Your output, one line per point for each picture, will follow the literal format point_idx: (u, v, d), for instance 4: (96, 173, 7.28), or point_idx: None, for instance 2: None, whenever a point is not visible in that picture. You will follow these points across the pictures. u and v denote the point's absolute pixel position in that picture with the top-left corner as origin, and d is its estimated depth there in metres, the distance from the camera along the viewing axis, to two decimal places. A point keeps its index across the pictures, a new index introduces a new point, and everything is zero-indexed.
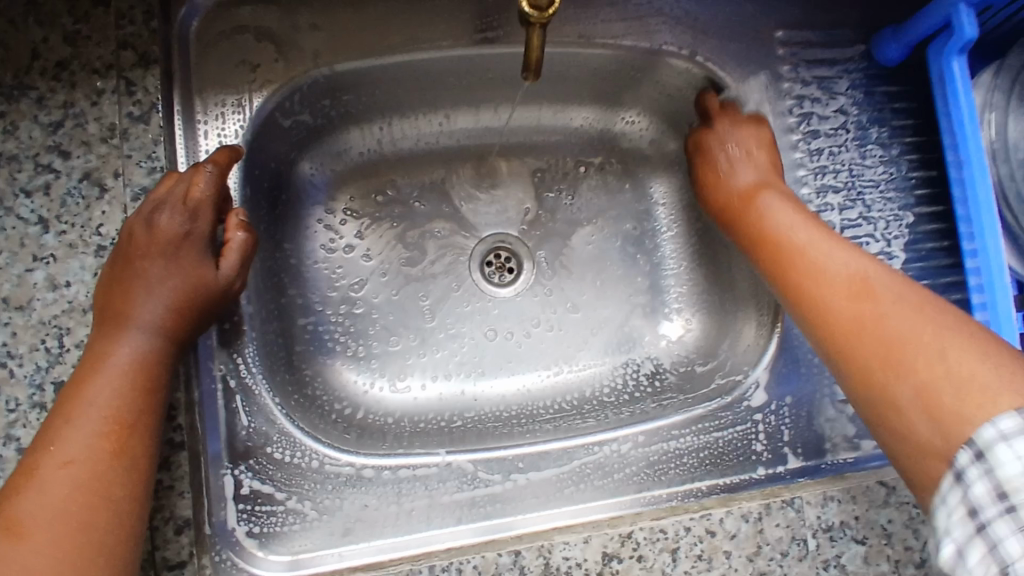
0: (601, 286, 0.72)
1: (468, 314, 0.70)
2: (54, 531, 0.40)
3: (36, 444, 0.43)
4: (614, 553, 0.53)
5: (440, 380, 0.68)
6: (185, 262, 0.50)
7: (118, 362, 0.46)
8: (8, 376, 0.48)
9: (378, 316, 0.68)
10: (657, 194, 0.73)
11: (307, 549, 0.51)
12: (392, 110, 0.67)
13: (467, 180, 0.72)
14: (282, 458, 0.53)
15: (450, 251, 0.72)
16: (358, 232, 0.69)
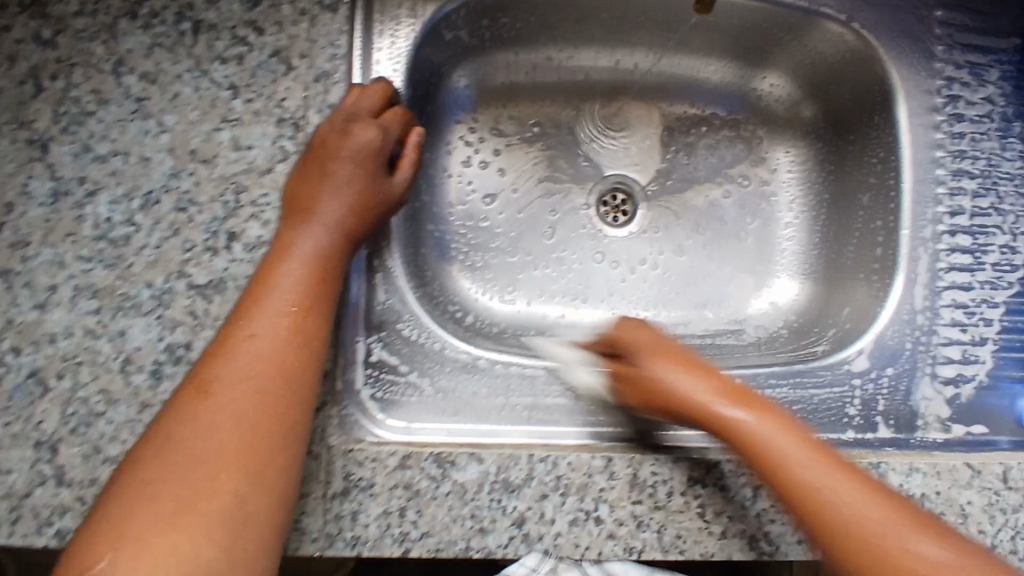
0: (708, 241, 0.73)
1: (578, 243, 0.73)
2: (240, 395, 0.43)
3: (230, 324, 0.47)
4: (699, 478, 0.56)
5: (545, 299, 0.72)
6: (369, 172, 0.54)
7: (300, 255, 0.49)
8: (188, 220, 0.54)
9: (502, 231, 0.72)
10: (783, 160, 0.74)
11: (419, 419, 0.57)
12: (540, 40, 0.70)
13: (595, 119, 0.74)
14: (410, 335, 0.58)
15: (572, 187, 0.74)
16: (495, 150, 0.72)
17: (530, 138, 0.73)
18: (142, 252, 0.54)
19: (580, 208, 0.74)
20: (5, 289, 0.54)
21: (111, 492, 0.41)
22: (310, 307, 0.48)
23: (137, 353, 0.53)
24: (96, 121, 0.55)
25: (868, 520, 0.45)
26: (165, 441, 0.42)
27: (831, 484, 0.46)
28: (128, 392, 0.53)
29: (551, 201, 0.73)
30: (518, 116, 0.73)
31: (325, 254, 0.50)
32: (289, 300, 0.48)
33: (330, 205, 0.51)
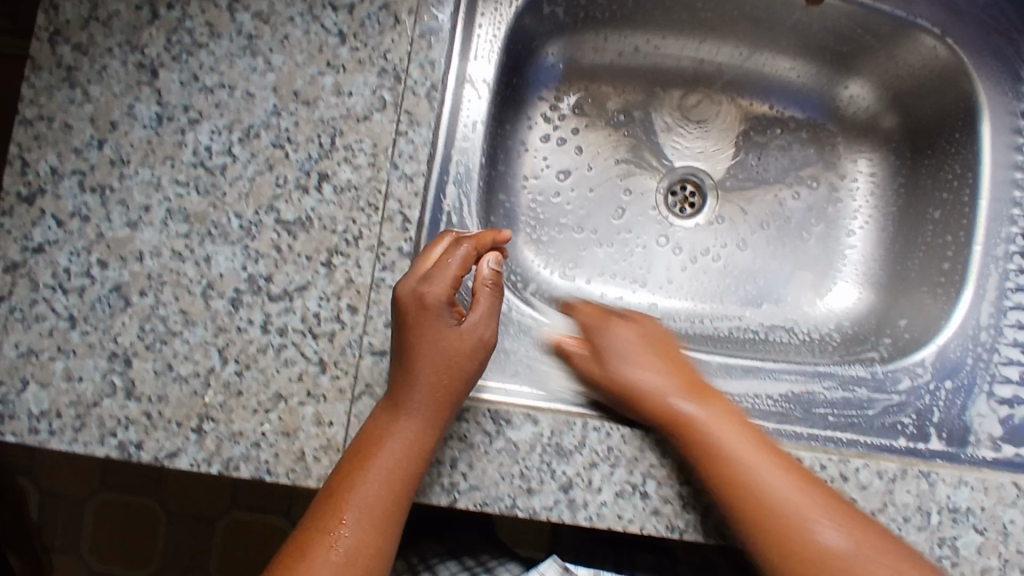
0: (770, 240, 0.74)
1: (644, 228, 0.74)
2: (368, 515, 0.51)
3: (359, 449, 0.52)
4: None
5: (605, 279, 0.73)
6: (445, 344, 0.53)
7: (414, 399, 0.52)
8: (282, 157, 0.56)
9: (570, 207, 0.74)
10: (862, 169, 0.74)
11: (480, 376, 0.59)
12: (630, 24, 0.71)
13: (675, 109, 0.75)
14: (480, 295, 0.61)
15: (644, 172, 0.75)
16: (575, 129, 0.74)
17: (607, 122, 0.74)
18: (235, 183, 0.56)
19: (649, 195, 0.75)
20: (99, 203, 0.55)
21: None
22: (428, 448, 0.53)
23: (219, 279, 0.55)
24: (206, 53, 0.57)
25: (827, 540, 0.51)
26: (309, 545, 0.50)
27: (802, 518, 0.52)
28: (206, 315, 0.55)
29: (625, 184, 0.75)
30: (598, 97, 0.75)
31: (438, 390, 0.53)
32: (412, 438, 0.52)
33: (422, 362, 0.53)
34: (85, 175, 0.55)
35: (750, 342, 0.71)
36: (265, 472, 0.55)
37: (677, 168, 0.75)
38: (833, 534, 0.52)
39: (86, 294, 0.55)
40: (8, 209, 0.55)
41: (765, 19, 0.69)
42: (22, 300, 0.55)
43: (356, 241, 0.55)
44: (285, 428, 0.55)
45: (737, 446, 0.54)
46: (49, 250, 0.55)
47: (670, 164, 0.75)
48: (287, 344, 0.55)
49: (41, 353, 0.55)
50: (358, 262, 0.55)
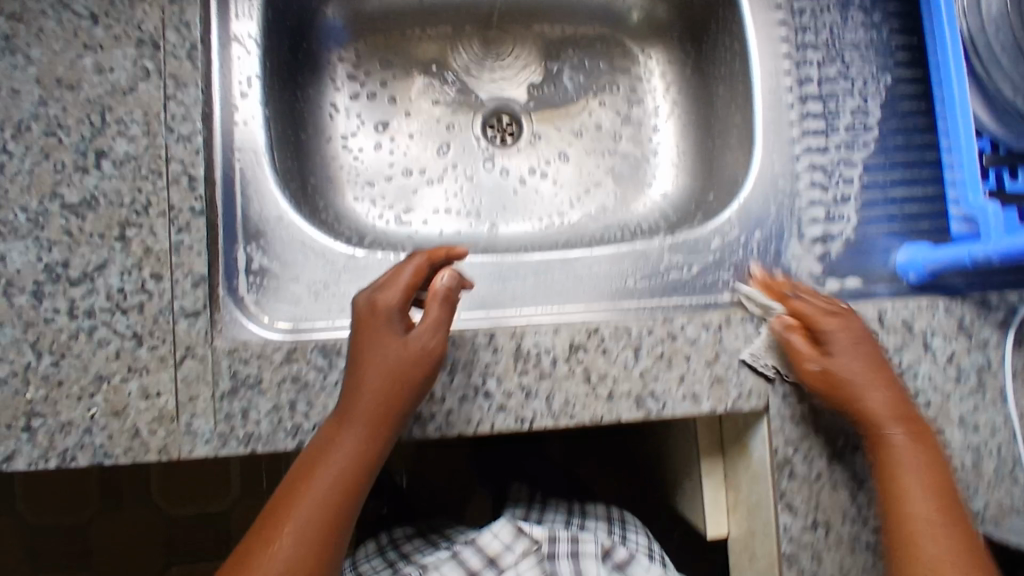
0: (592, 149, 0.77)
1: (469, 161, 0.76)
2: (306, 534, 0.48)
3: (307, 460, 0.51)
4: (581, 344, 0.59)
5: (442, 216, 0.74)
6: (395, 363, 0.53)
7: (356, 414, 0.52)
8: (57, 143, 0.56)
9: (394, 156, 0.75)
10: (654, 65, 0.78)
11: (305, 320, 0.59)
12: None
13: (474, 47, 0.78)
14: (286, 241, 0.60)
15: (458, 109, 0.77)
16: (382, 83, 0.76)
17: (412, 70, 0.76)
18: (16, 179, 0.55)
19: (467, 132, 0.77)
20: None
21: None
22: (372, 462, 0.52)
23: (17, 276, 0.54)
24: None
25: (914, 499, 0.53)
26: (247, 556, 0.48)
27: (904, 479, 0.54)
28: (11, 313, 0.54)
29: (440, 125, 0.76)
30: (394, 49, 0.76)
31: (384, 398, 0.52)
32: (356, 450, 0.51)
33: (373, 367, 0.52)
34: None
35: (589, 242, 0.73)
36: (103, 456, 0.54)
37: (488, 101, 0.78)
38: (920, 496, 0.53)
39: None
40: None
41: None
42: None
43: (146, 210, 0.56)
44: (113, 409, 0.54)
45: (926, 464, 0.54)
46: None
47: (479, 101, 0.77)
48: (98, 325, 0.54)
49: None
50: (153, 230, 0.55)
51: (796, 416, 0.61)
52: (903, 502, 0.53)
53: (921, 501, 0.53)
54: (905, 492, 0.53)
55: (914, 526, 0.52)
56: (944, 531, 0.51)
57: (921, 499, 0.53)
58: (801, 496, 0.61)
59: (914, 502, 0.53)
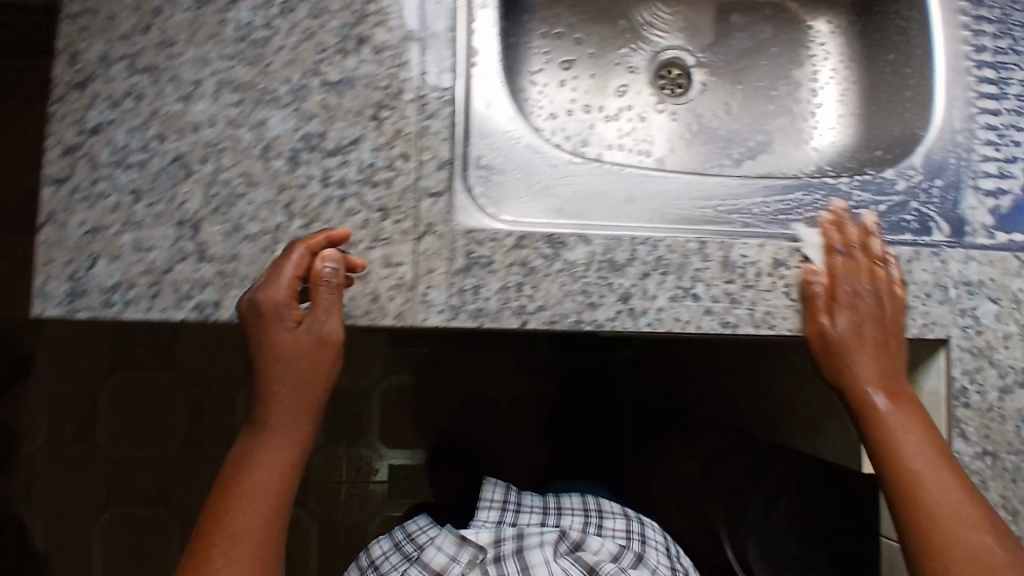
0: (756, 103, 0.83)
1: (645, 100, 0.81)
2: (245, 540, 0.50)
3: (239, 461, 0.53)
4: (784, 261, 0.61)
5: (617, 149, 0.79)
6: (272, 354, 0.54)
7: (269, 414, 0.54)
8: (321, 25, 0.59)
9: (577, 91, 0.79)
10: (819, 31, 0.84)
11: (524, 216, 0.62)
12: None
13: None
14: (512, 141, 0.63)
15: (639, 52, 0.83)
16: (571, 23, 0.81)
17: (597, 15, 0.82)
18: (280, 52, 0.59)
19: (643, 79, 0.82)
20: (150, 82, 0.58)
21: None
22: (293, 469, 0.54)
23: (275, 141, 0.58)
24: None
25: (915, 455, 0.55)
26: (201, 557, 0.49)
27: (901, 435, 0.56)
28: (267, 175, 0.58)
29: (621, 66, 0.82)
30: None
31: (296, 403, 0.54)
32: (278, 459, 0.53)
33: (282, 371, 0.54)
34: (134, 58, 0.58)
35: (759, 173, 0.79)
36: (342, 316, 0.57)
37: (663, 53, 0.83)
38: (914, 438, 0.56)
39: (148, 167, 0.57)
40: (61, 97, 0.57)
41: None
42: (83, 180, 0.57)
43: (397, 95, 0.59)
44: (356, 273, 0.57)
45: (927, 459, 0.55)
46: (107, 130, 0.57)
47: (655, 50, 0.83)
48: (348, 195, 0.58)
49: (106, 230, 0.56)
50: (403, 113, 0.59)
51: (972, 349, 0.64)
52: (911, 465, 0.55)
53: (924, 457, 0.55)
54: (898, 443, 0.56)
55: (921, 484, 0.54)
56: (931, 472, 0.54)
57: (909, 446, 0.56)
58: (973, 425, 0.64)
59: (921, 467, 0.55)
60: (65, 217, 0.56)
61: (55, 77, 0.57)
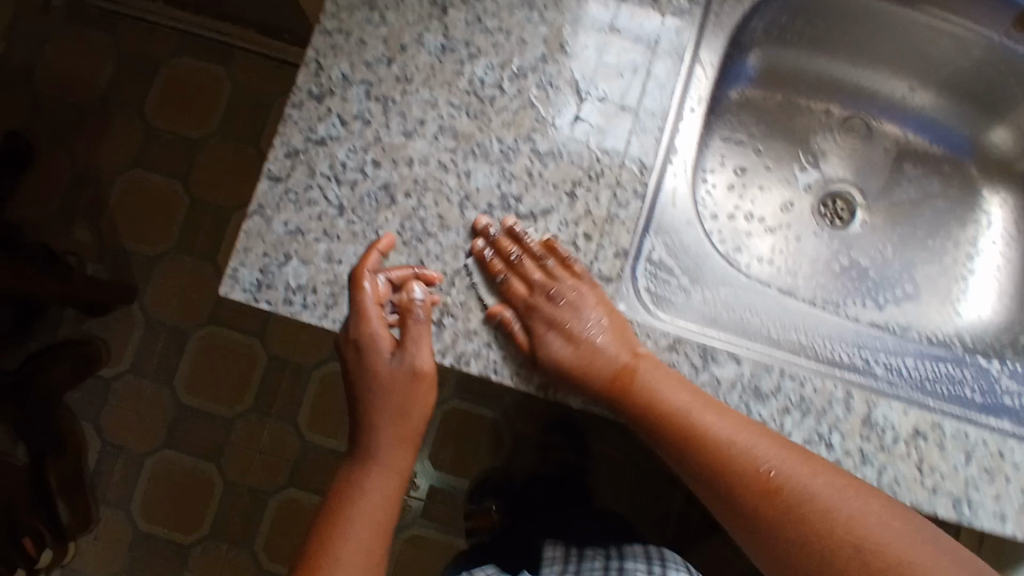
0: (908, 255, 0.84)
1: (806, 225, 0.84)
2: (359, 548, 0.60)
3: (351, 480, 0.62)
4: (923, 433, 0.61)
5: (767, 263, 0.80)
6: (375, 390, 0.61)
7: (374, 446, 0.62)
8: (545, 97, 0.63)
9: (743, 201, 0.82)
10: (992, 205, 0.85)
11: (684, 319, 0.63)
12: (816, 47, 0.80)
13: (836, 131, 0.85)
14: (687, 244, 0.66)
15: (810, 178, 0.85)
16: (753, 133, 0.83)
17: (783, 132, 0.84)
18: (501, 113, 0.62)
19: (808, 203, 0.84)
20: (380, 111, 0.62)
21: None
22: (396, 486, 0.63)
23: (476, 193, 0.61)
24: (491, 2, 0.64)
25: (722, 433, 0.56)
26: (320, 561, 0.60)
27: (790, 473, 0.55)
28: (460, 222, 0.61)
29: (790, 187, 0.84)
30: (774, 108, 0.84)
31: (399, 430, 0.62)
32: (383, 477, 0.62)
33: (381, 402, 0.61)
34: (372, 85, 0.62)
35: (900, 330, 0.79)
36: (492, 370, 0.59)
37: (833, 183, 0.85)
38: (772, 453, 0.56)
39: (358, 188, 0.61)
40: (298, 103, 0.61)
41: (929, 61, 0.79)
42: (297, 184, 0.60)
43: (597, 178, 0.62)
44: (515, 333, 0.60)
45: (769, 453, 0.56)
46: (330, 144, 0.61)
47: (827, 181, 0.85)
48: (527, 259, 0.61)
49: (306, 234, 0.60)
50: (598, 197, 0.62)
51: None
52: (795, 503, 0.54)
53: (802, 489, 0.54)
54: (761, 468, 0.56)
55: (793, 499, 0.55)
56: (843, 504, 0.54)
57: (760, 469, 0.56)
58: None
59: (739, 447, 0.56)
60: (273, 213, 0.60)
61: (298, 84, 0.62)
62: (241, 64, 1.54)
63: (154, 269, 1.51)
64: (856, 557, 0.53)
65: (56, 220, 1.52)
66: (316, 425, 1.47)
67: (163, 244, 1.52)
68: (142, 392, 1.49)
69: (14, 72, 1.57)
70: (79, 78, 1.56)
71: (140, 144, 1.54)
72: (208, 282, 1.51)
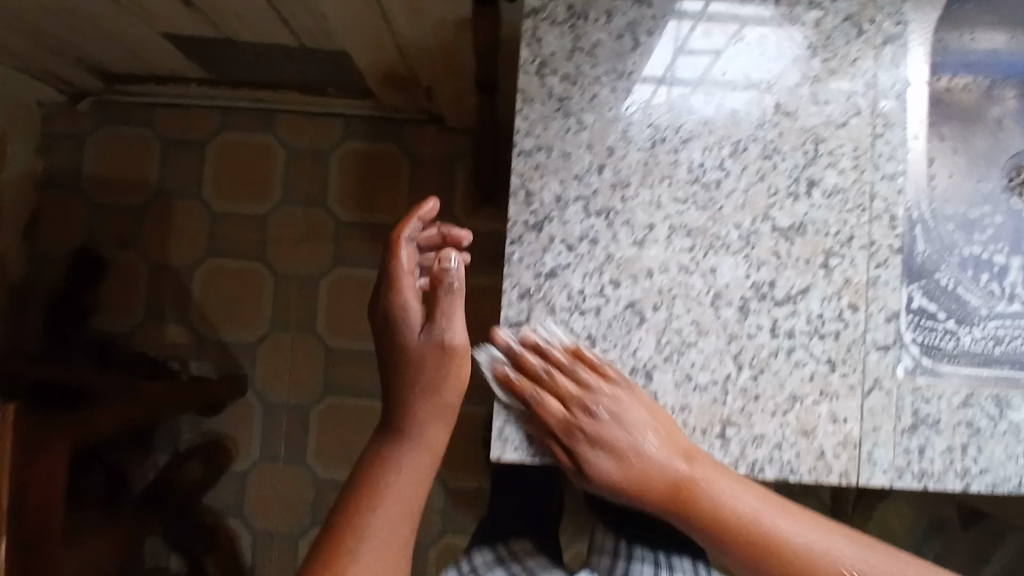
0: None
1: (998, 203, 0.81)
2: (393, 513, 0.61)
3: (383, 454, 0.63)
4: None
5: (967, 252, 0.78)
6: (413, 365, 0.63)
7: (405, 421, 0.63)
8: (772, 167, 0.58)
9: (938, 188, 0.78)
10: None
11: (957, 364, 0.61)
12: (981, 20, 0.77)
13: (1011, 100, 0.82)
14: (946, 285, 0.64)
15: (992, 157, 0.82)
16: (936, 118, 0.78)
17: (962, 114, 0.80)
18: (731, 196, 0.58)
19: (995, 180, 0.82)
20: (605, 226, 0.57)
21: (320, 563, 0.59)
22: (429, 463, 0.63)
23: (726, 289, 0.57)
24: (689, 75, 0.58)
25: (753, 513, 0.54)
26: (352, 526, 0.60)
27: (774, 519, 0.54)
28: (717, 324, 0.57)
29: (979, 165, 0.81)
30: (948, 89, 0.79)
31: (431, 407, 0.63)
32: (417, 454, 0.63)
33: (415, 375, 0.63)
34: (588, 200, 0.57)
35: None
36: (789, 472, 0.56)
37: (1020, 155, 0.82)
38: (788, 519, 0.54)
39: (603, 313, 0.57)
40: (517, 238, 0.57)
41: None
42: (539, 324, 0.56)
43: (849, 241, 0.58)
44: (803, 428, 0.57)
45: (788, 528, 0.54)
46: (563, 273, 0.57)
47: (1009, 154, 0.82)
48: (797, 346, 0.57)
49: (563, 374, 0.56)
50: (854, 261, 0.58)
51: None
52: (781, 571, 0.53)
53: (805, 545, 0.54)
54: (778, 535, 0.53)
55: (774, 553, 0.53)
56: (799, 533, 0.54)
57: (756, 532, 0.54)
58: None
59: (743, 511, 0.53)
60: (523, 360, 0.56)
61: (511, 217, 0.57)
62: (288, 126, 1.50)
63: (257, 352, 1.48)
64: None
65: (145, 324, 1.49)
66: (456, 472, 1.46)
67: (258, 328, 1.48)
68: (278, 477, 1.47)
69: (60, 188, 1.51)
70: (126, 178, 1.51)
71: (207, 230, 1.50)
72: (316, 355, 1.47)
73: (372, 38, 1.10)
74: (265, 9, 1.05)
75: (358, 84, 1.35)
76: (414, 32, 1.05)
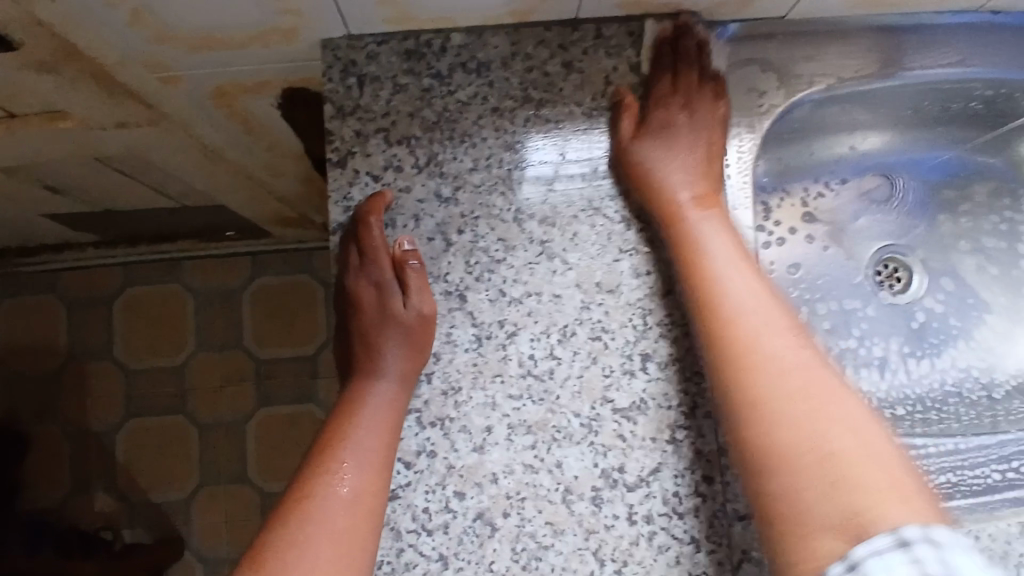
0: (966, 300, 0.82)
1: (870, 298, 0.81)
2: (361, 461, 0.53)
3: (351, 405, 0.56)
4: None
5: (843, 356, 0.77)
6: (385, 335, 0.57)
7: (379, 370, 0.56)
8: (603, 347, 0.57)
9: (807, 290, 0.78)
10: None
11: None
12: (818, 133, 0.78)
13: (865, 192, 0.83)
14: None
15: (852, 260, 0.82)
16: (791, 229, 0.79)
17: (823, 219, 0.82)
18: (566, 384, 0.56)
19: (862, 274, 0.82)
20: (441, 436, 0.55)
21: (277, 523, 0.51)
22: (403, 411, 0.55)
23: (575, 482, 0.55)
24: (506, 267, 0.57)
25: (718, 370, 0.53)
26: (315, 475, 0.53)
27: (846, 425, 0.48)
28: (572, 520, 0.54)
29: (848, 263, 0.82)
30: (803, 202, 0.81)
31: (406, 364, 0.55)
32: (387, 401, 0.55)
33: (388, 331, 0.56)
34: (419, 413, 0.55)
35: (991, 386, 0.79)
36: None
37: (884, 249, 0.83)
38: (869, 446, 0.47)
39: (451, 530, 0.54)
40: None
41: (935, 119, 0.79)
42: (386, 552, 0.53)
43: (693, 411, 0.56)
44: None
45: (845, 410, 0.49)
46: (404, 494, 0.54)
47: (870, 250, 0.83)
48: (658, 530, 0.55)
49: None
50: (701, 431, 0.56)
51: None
52: (774, 470, 0.48)
53: (842, 441, 0.47)
54: (826, 415, 0.49)
55: (841, 464, 0.46)
56: (853, 443, 0.47)
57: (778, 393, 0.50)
58: None
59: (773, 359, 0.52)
60: None
61: None
62: (194, 271, 1.47)
63: (190, 510, 1.43)
64: (846, 479, 0.45)
65: (71, 498, 1.45)
66: None
67: (189, 481, 1.44)
68: None
69: None
70: (34, 347, 1.47)
71: (124, 390, 1.46)
72: (250, 503, 1.42)
73: (250, 195, 1.09)
74: (132, 184, 1.04)
75: (255, 227, 1.32)
76: (288, 188, 1.05)
